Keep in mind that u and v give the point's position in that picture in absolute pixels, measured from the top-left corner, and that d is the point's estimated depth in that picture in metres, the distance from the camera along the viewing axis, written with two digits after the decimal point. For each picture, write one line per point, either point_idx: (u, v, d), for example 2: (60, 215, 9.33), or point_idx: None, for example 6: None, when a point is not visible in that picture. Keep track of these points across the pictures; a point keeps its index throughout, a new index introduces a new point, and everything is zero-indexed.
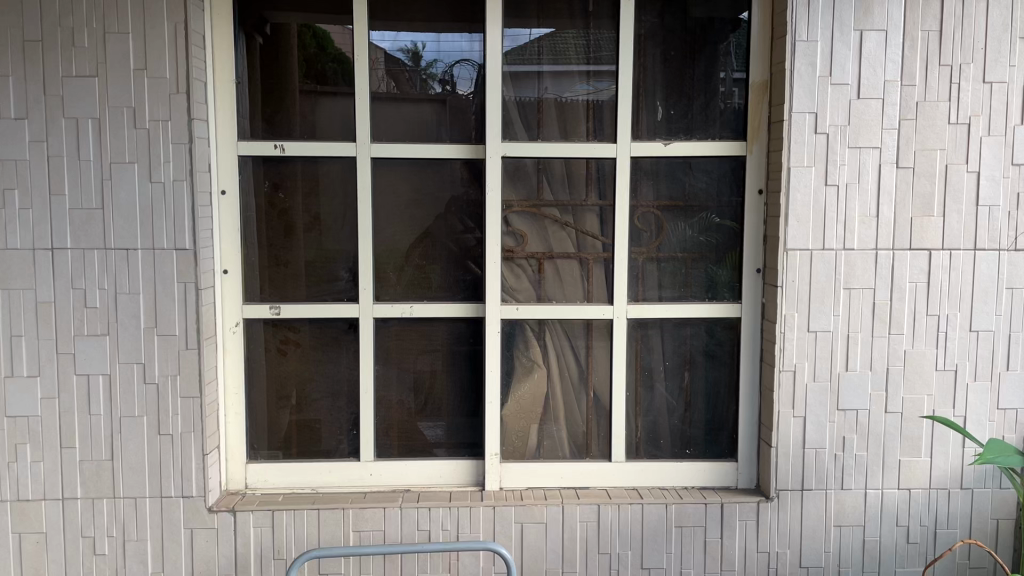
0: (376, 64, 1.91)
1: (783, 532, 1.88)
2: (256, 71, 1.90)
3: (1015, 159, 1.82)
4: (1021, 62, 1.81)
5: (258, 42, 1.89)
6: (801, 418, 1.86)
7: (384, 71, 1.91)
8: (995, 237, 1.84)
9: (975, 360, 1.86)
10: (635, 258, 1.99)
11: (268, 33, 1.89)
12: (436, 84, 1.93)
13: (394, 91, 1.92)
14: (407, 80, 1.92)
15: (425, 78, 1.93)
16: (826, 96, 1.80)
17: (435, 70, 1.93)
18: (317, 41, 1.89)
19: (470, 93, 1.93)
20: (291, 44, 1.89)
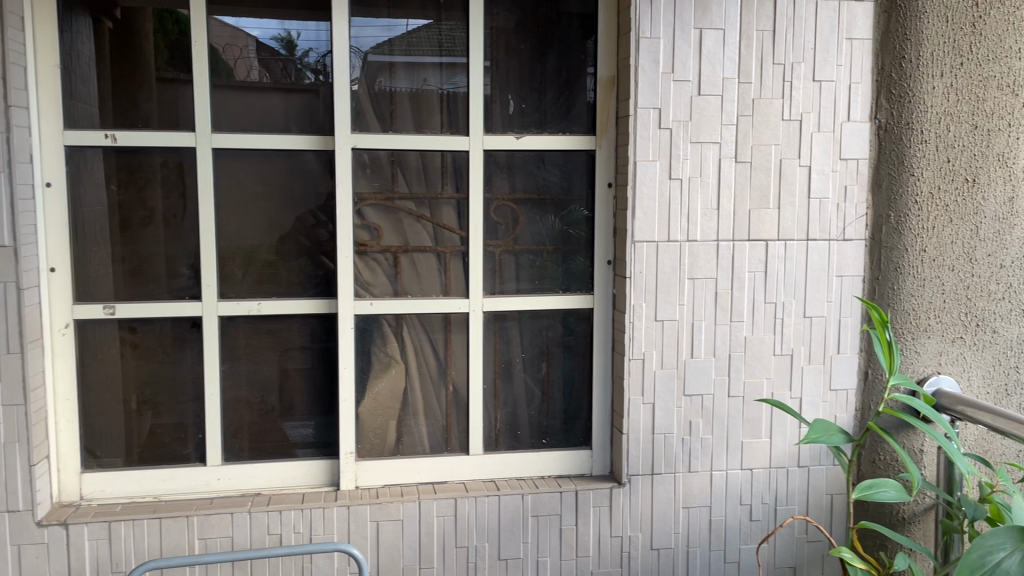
0: (247, 51, 1.85)
1: (635, 516, 1.94)
2: (105, 57, 1.79)
3: (843, 154, 1.93)
4: (848, 61, 1.91)
5: (108, 26, 1.78)
6: (650, 405, 1.92)
7: (256, 60, 1.85)
8: (825, 228, 1.95)
9: (809, 344, 1.97)
10: (491, 250, 1.99)
11: (119, 17, 1.78)
12: (310, 73, 1.87)
13: (267, 80, 1.86)
14: (282, 70, 1.86)
15: (300, 67, 1.87)
16: (669, 92, 1.86)
17: (310, 59, 1.87)
18: (179, 28, 1.80)
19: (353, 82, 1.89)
20: (147, 29, 1.79)
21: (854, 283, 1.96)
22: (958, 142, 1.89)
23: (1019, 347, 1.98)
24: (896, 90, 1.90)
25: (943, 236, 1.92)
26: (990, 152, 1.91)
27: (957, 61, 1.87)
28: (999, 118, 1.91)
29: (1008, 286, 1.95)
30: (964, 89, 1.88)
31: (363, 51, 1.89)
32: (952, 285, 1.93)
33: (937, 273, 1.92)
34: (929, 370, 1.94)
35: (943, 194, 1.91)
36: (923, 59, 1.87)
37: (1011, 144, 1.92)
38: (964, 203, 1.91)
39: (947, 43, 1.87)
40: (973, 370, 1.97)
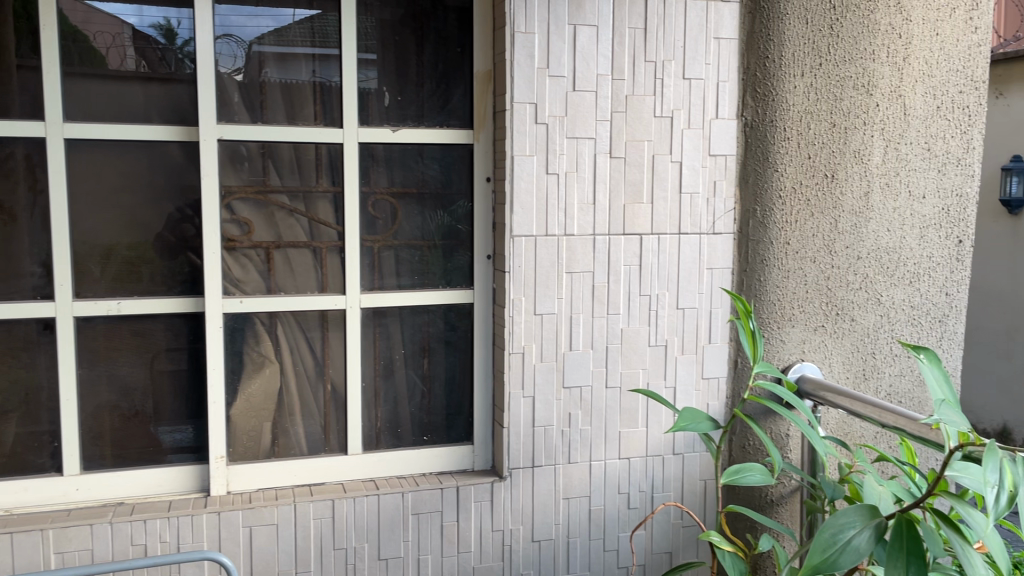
0: (123, 39, 1.75)
1: (516, 509, 1.95)
2: None
3: (712, 151, 1.99)
4: (715, 60, 1.97)
5: None
6: (530, 398, 1.93)
7: (132, 48, 1.76)
8: (696, 222, 2.00)
9: (682, 335, 2.03)
10: (369, 246, 1.95)
11: None
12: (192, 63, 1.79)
13: (146, 71, 1.77)
14: (160, 59, 1.77)
15: (180, 56, 1.78)
16: (545, 88, 1.86)
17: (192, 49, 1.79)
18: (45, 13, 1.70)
19: (239, 71, 1.83)
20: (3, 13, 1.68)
21: (723, 276, 2.03)
22: (817, 139, 1.99)
23: (875, 334, 2.09)
24: (761, 89, 1.97)
25: (805, 229, 2.01)
26: (847, 149, 2.01)
27: (816, 62, 1.96)
28: (855, 116, 2.00)
29: (864, 276, 2.06)
30: (823, 89, 1.97)
31: (247, 41, 1.83)
32: (813, 275, 2.02)
33: (800, 264, 2.01)
34: (794, 358, 2.03)
35: (805, 190, 2.00)
36: (786, 60, 1.95)
37: (866, 142, 2.02)
38: (824, 198, 2.01)
39: (807, 44, 1.95)
40: (834, 357, 2.07)
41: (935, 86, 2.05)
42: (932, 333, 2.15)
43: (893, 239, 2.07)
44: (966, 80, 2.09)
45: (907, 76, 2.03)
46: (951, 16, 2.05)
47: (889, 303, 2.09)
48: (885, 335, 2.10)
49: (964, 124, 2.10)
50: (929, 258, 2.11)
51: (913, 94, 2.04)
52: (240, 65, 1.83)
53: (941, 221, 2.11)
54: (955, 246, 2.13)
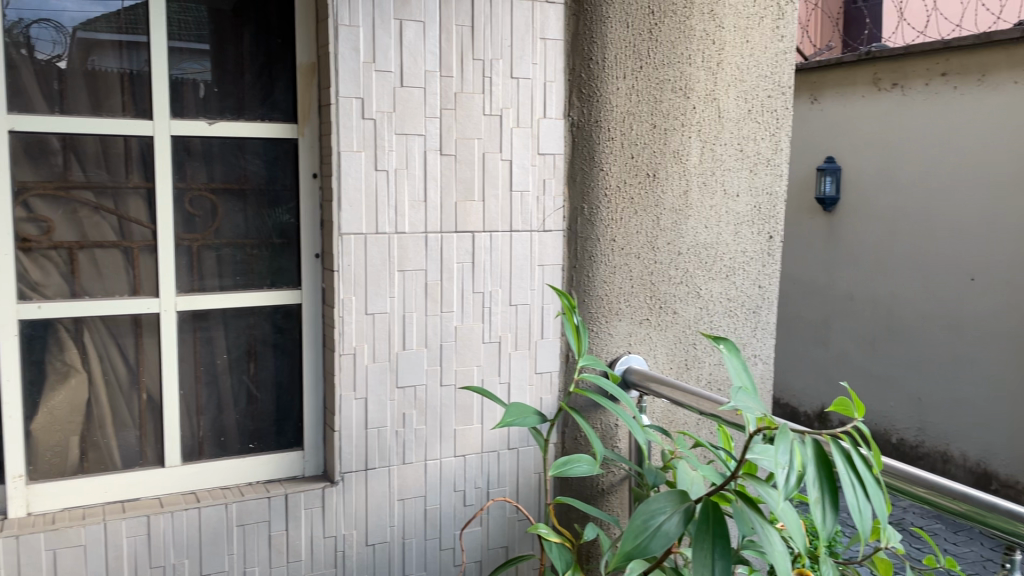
0: None
1: (349, 514, 1.90)
2: None
3: (541, 150, 2.02)
4: (542, 60, 2.00)
5: None
6: (362, 399, 1.89)
7: None
8: (527, 220, 2.03)
9: (515, 331, 2.05)
10: (187, 245, 1.84)
11: None
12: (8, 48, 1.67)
13: None
14: None
15: None
16: (371, 83, 1.83)
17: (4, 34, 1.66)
18: None
19: (60, 56, 1.71)
20: None
21: (554, 272, 2.07)
22: (639, 139, 2.06)
23: (695, 326, 2.20)
24: (586, 90, 2.02)
25: (629, 226, 2.08)
26: (667, 149, 2.10)
27: (637, 65, 2.03)
28: (674, 118, 2.10)
29: (685, 271, 2.16)
30: (644, 91, 2.05)
31: (63, 24, 1.70)
32: (638, 271, 2.10)
33: (625, 260, 2.09)
34: (622, 350, 2.10)
35: (628, 188, 2.07)
36: (608, 62, 2.01)
37: (684, 143, 2.12)
38: (646, 196, 2.09)
39: (628, 47, 2.01)
40: (659, 348, 2.16)
41: (746, 90, 2.18)
42: (748, 323, 2.28)
43: (710, 235, 2.18)
44: (774, 85, 2.22)
45: (721, 80, 2.14)
46: (759, 24, 2.18)
47: (707, 296, 2.20)
48: (705, 326, 2.21)
49: (772, 126, 2.24)
50: (743, 253, 2.24)
51: (726, 98, 2.15)
52: (60, 51, 1.71)
53: (754, 218, 2.24)
54: (766, 241, 2.28)
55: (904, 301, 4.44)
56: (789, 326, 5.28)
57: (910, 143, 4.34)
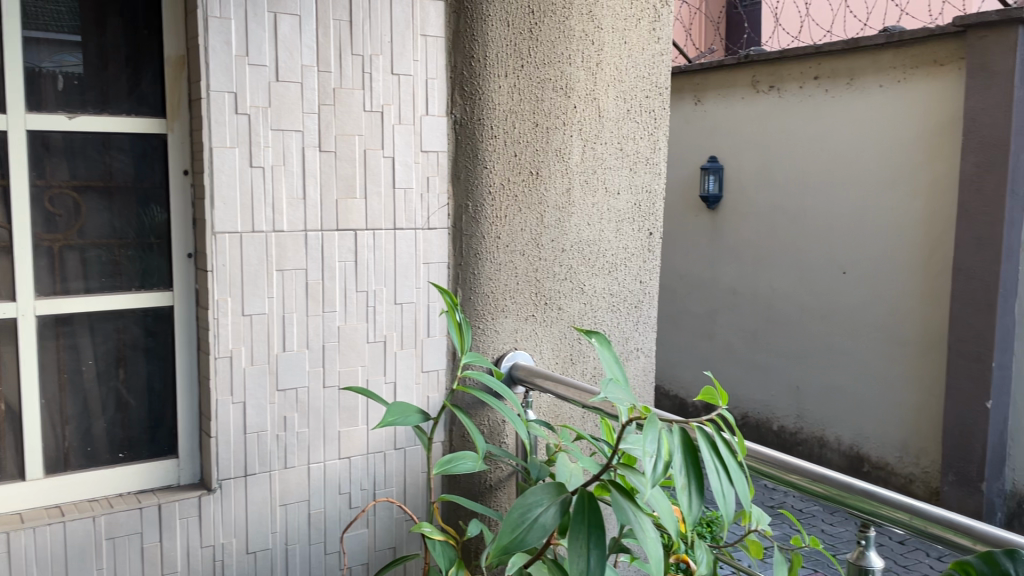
0: None
1: (228, 522, 1.84)
2: None
3: (424, 147, 2.01)
4: (423, 57, 1.99)
5: None
6: (240, 404, 1.83)
7: None
8: (411, 218, 2.01)
9: (401, 330, 2.03)
10: (47, 245, 1.74)
11: None
12: None
13: None
14: None
15: None
16: (244, 77, 1.77)
17: None
18: None
19: None
20: None
21: (439, 270, 2.06)
22: (522, 138, 2.08)
23: (579, 321, 2.24)
24: (467, 88, 2.02)
25: (513, 224, 2.09)
26: (549, 148, 2.12)
27: (517, 64, 2.05)
28: (555, 117, 2.12)
29: (569, 267, 2.20)
30: (525, 90, 2.07)
31: None
32: (523, 268, 2.12)
33: (510, 257, 2.10)
34: (508, 347, 2.11)
35: (512, 185, 2.08)
36: (489, 60, 2.01)
37: (566, 141, 2.15)
38: (530, 194, 2.11)
39: (508, 46, 2.03)
40: (544, 344, 2.18)
41: (625, 91, 2.23)
42: (630, 318, 2.33)
43: (593, 232, 2.22)
44: (651, 85, 2.28)
45: (600, 81, 2.18)
46: (636, 26, 2.23)
47: (590, 292, 2.24)
48: (589, 321, 2.25)
49: (651, 126, 2.30)
50: (625, 249, 2.29)
51: (606, 98, 2.20)
52: None
53: (635, 216, 2.30)
54: (647, 238, 2.34)
55: (783, 294, 4.64)
56: (675, 320, 5.42)
57: (787, 143, 4.54)
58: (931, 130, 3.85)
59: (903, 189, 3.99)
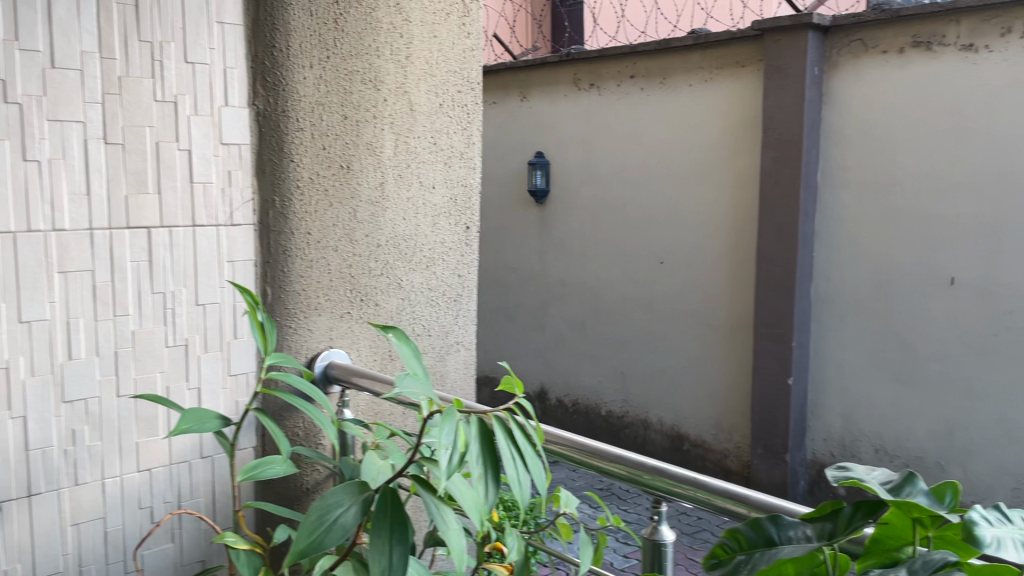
0: None
1: (8, 549, 1.66)
2: None
3: (224, 140, 1.91)
4: (220, 45, 1.89)
5: None
6: (19, 419, 1.65)
7: None
8: (212, 213, 1.90)
9: (203, 332, 1.92)
10: None
11: None
12: None
13: None
14: None
15: None
16: (12, 62, 1.59)
17: None
18: None
19: None
20: None
21: (244, 268, 1.97)
22: (330, 131, 2.02)
23: (398, 317, 2.20)
24: (270, 78, 1.94)
25: (325, 219, 2.03)
26: (360, 141, 2.08)
27: (324, 55, 1.99)
28: (365, 110, 2.08)
29: (385, 263, 2.16)
30: (332, 82, 2.01)
31: None
32: (336, 264, 2.06)
33: (322, 254, 2.03)
34: (322, 346, 2.04)
35: (321, 179, 2.02)
36: (293, 50, 1.94)
37: (377, 134, 2.11)
38: (341, 188, 2.05)
39: (312, 35, 1.96)
40: (361, 341, 2.14)
41: (436, 85, 2.23)
42: (449, 312, 2.33)
43: (408, 227, 2.20)
44: (462, 81, 2.30)
45: (411, 75, 2.17)
46: (446, 21, 2.24)
47: (408, 286, 2.22)
48: (408, 317, 2.22)
49: (463, 121, 2.32)
50: (441, 243, 2.29)
51: (417, 91, 2.18)
52: None
53: (451, 210, 2.30)
54: (463, 232, 2.35)
55: (609, 285, 4.79)
56: (506, 312, 5.46)
57: (609, 140, 4.68)
58: (736, 127, 4.10)
59: (714, 182, 4.23)
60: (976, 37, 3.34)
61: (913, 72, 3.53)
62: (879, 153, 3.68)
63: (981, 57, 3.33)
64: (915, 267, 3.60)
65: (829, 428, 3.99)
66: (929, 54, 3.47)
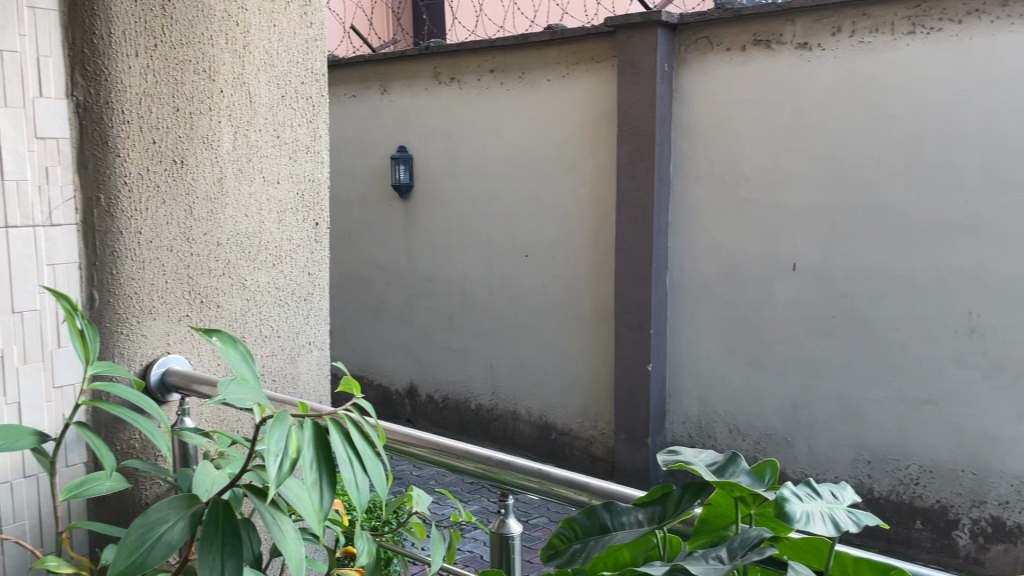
0: None
1: None
2: None
3: (37, 134, 1.64)
4: (32, 32, 1.63)
5: None
6: None
7: None
8: (26, 213, 1.63)
9: (21, 342, 1.63)
10: None
11: None
12: None
13: None
14: None
15: None
16: None
17: None
18: None
19: None
20: None
21: (66, 272, 1.70)
22: (161, 124, 1.78)
23: (242, 320, 1.98)
24: (90, 67, 1.68)
25: (158, 218, 1.79)
26: (195, 134, 1.84)
27: (150, 42, 1.75)
28: (200, 101, 1.85)
29: (226, 262, 1.94)
30: (161, 71, 1.77)
31: None
32: (172, 266, 1.82)
33: (155, 254, 1.79)
34: (159, 351, 1.81)
35: (152, 175, 1.77)
36: (115, 38, 1.69)
37: (214, 127, 1.89)
38: (176, 184, 1.82)
39: (137, 21, 1.72)
40: (203, 347, 1.91)
41: (278, 75, 2.04)
42: (300, 311, 2.13)
43: (251, 223, 1.99)
44: (306, 72, 2.12)
45: (249, 63, 1.96)
46: (285, 9, 2.04)
47: (253, 287, 2.00)
48: (254, 319, 2.01)
49: (308, 113, 2.14)
50: (289, 240, 2.09)
51: (256, 81, 1.98)
52: None
53: (297, 206, 2.11)
54: (313, 228, 2.16)
55: (474, 281, 4.54)
56: (371, 309, 5.08)
57: (471, 135, 4.46)
58: (594, 122, 3.98)
59: (573, 176, 4.08)
60: (810, 36, 3.37)
61: (754, 70, 3.53)
62: (724, 148, 3.64)
63: (816, 55, 3.37)
64: (758, 256, 3.58)
65: (687, 411, 3.86)
66: (769, 52, 3.48)
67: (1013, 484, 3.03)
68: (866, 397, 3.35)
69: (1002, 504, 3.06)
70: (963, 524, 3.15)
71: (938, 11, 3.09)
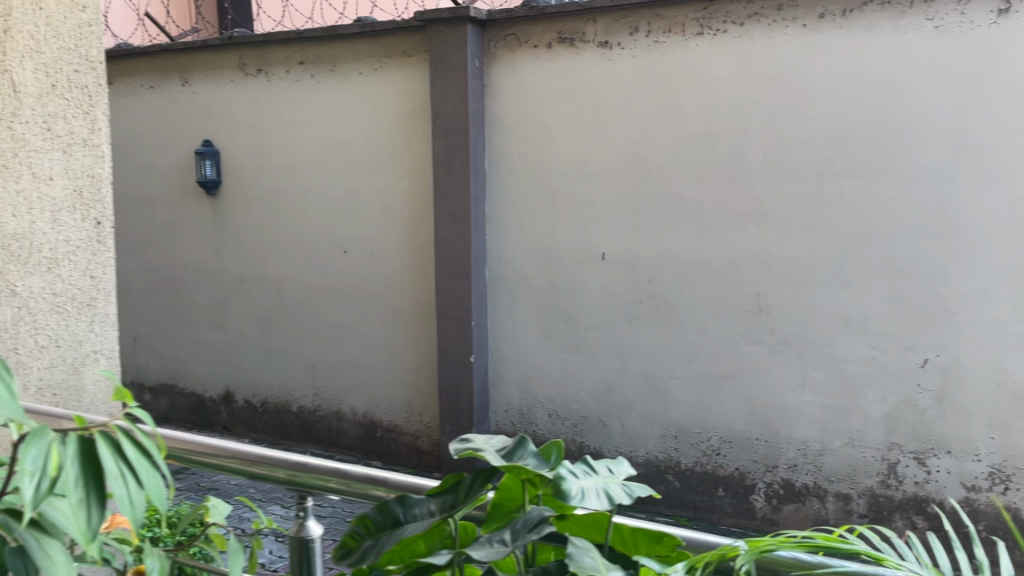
0: None
1: None
2: None
3: None
4: None
5: None
6: None
7: None
8: None
9: None
10: None
11: None
12: None
13: None
14: None
15: None
16: None
17: None
18: None
19: None
20: None
21: None
22: None
23: (13, 330, 1.79)
24: None
25: None
26: None
27: None
28: None
29: None
30: None
31: None
32: None
33: None
34: None
35: None
36: None
37: None
38: None
39: None
40: None
41: (46, 63, 1.85)
42: (82, 318, 1.95)
43: (19, 224, 1.81)
44: (80, 59, 1.93)
45: (8, 49, 1.77)
46: None
47: (24, 293, 1.82)
48: (27, 328, 1.82)
49: (85, 104, 1.95)
50: (65, 242, 1.91)
51: (20, 70, 1.80)
52: None
53: (74, 204, 1.94)
54: (94, 228, 1.99)
55: (291, 279, 4.40)
56: (180, 313, 4.80)
57: (282, 129, 4.32)
58: (407, 116, 3.96)
59: (389, 171, 4.04)
60: (610, 35, 3.52)
61: (560, 67, 3.64)
62: (535, 142, 3.73)
63: (616, 53, 3.53)
64: (570, 246, 3.71)
65: (508, 399, 3.93)
66: (573, 50, 3.61)
67: (800, 448, 3.34)
68: (672, 375, 3.56)
69: (791, 467, 3.35)
70: (759, 488, 3.42)
71: (722, 14, 3.32)
